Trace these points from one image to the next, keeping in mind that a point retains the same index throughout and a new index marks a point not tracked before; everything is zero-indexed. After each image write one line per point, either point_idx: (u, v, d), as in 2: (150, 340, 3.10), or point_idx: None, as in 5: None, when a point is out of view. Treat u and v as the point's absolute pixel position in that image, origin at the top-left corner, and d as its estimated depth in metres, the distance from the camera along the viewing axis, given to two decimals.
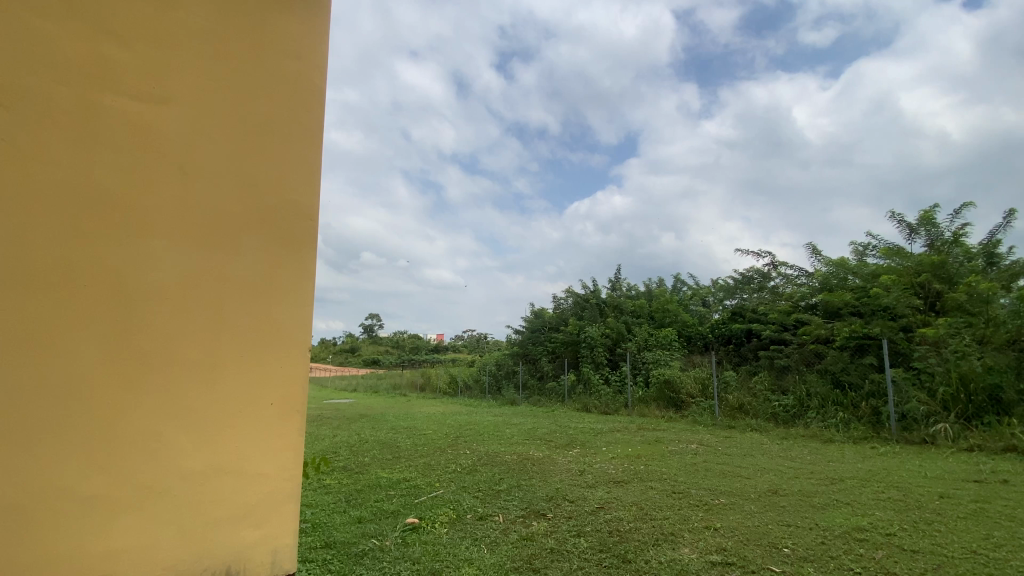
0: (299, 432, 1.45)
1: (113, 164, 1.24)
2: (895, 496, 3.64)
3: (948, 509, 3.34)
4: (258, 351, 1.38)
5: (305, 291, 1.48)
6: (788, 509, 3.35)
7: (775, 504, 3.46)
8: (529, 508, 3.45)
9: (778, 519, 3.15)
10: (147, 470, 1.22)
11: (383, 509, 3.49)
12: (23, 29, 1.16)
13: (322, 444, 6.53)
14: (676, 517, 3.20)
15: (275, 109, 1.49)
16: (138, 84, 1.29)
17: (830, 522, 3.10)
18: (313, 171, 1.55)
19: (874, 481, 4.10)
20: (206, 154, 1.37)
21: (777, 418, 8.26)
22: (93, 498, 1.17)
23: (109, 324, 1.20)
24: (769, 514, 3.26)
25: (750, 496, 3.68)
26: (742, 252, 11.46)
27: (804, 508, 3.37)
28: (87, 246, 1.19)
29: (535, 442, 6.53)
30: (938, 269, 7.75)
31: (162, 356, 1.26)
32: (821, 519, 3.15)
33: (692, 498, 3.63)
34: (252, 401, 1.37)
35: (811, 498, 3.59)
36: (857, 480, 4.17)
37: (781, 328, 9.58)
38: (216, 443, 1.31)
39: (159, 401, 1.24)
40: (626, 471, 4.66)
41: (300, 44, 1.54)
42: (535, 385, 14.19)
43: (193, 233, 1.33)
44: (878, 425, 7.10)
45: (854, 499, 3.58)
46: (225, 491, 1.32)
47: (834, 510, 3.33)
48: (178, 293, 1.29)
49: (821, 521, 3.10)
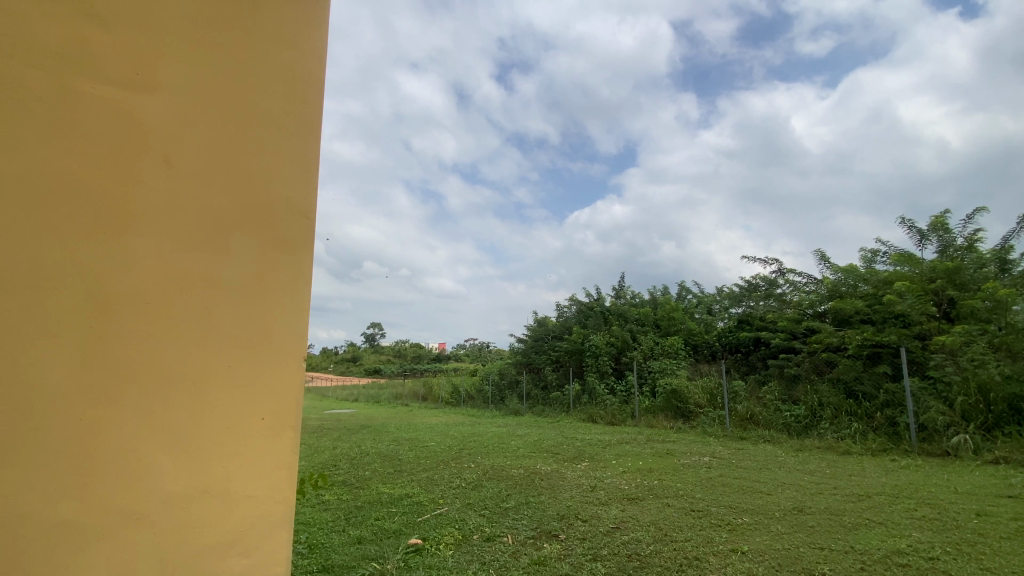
0: (292, 450, 1.32)
1: (92, 157, 1.12)
2: (930, 515, 3.49)
3: (990, 529, 3.19)
4: (250, 363, 1.26)
5: (301, 297, 1.37)
6: (816, 530, 3.22)
7: (802, 524, 3.33)
8: (540, 529, 3.32)
9: (809, 541, 3.01)
10: (127, 494, 1.11)
11: (384, 529, 3.37)
12: (16, 22, 1.08)
13: (321, 458, 6.40)
14: (699, 539, 3.07)
15: (271, 101, 1.38)
16: (119, 69, 1.18)
17: (866, 544, 2.96)
18: (311, 168, 1.45)
19: (905, 498, 3.95)
20: (195, 146, 1.25)
21: (789, 429, 8.14)
22: (62, 525, 1.05)
23: (85, 334, 1.09)
24: (798, 535, 3.12)
25: (774, 515, 3.54)
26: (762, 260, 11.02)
27: (834, 528, 3.24)
28: (62, 247, 1.08)
29: (542, 455, 6.38)
30: (952, 276, 7.53)
31: (144, 369, 1.14)
32: (854, 541, 3.02)
33: (714, 518, 3.49)
34: (242, 417, 1.24)
35: (840, 517, 3.45)
36: (885, 496, 4.02)
37: (790, 336, 9.48)
38: (201, 461, 1.19)
39: (140, 419, 1.13)
40: (639, 486, 4.52)
41: (299, 32, 1.44)
42: (539, 395, 14.03)
43: (179, 233, 1.21)
44: (896, 436, 6.98)
45: (888, 518, 3.44)
46: (211, 515, 1.20)
47: (867, 531, 3.19)
48: (162, 296, 1.17)
49: (856, 544, 2.96)
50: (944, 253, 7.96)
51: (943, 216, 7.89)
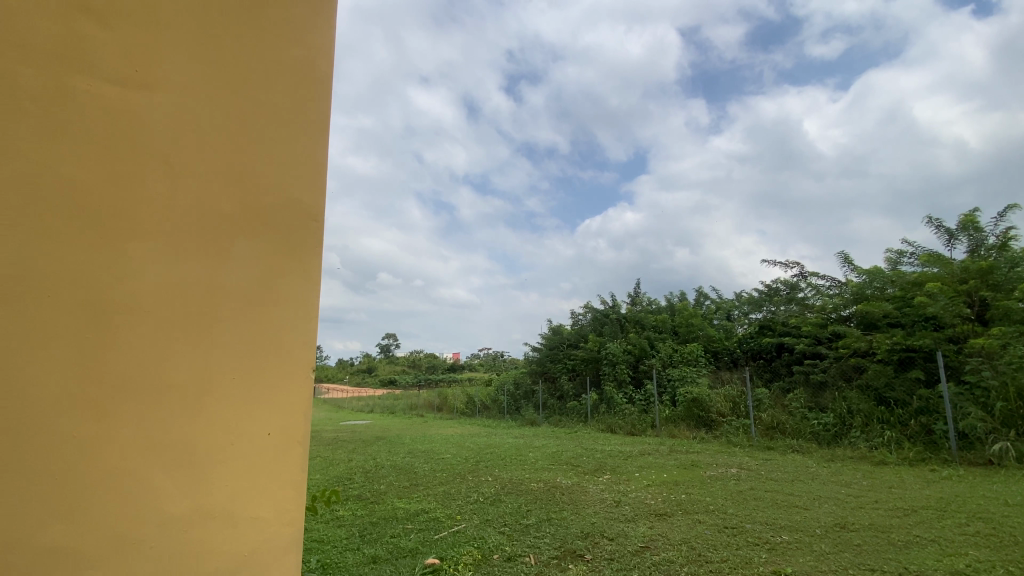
0: (300, 469, 1.24)
1: (84, 158, 1.07)
2: (985, 531, 3.29)
3: None
4: (254, 375, 1.19)
5: (308, 306, 1.29)
6: (864, 549, 3.05)
7: (848, 542, 3.17)
8: (563, 548, 3.20)
9: (857, 562, 2.85)
10: (122, 516, 1.04)
11: (400, 547, 3.28)
12: (14, 23, 1.05)
13: (335, 472, 6.34)
14: (737, 559, 2.93)
15: (275, 98, 1.32)
16: (117, 66, 1.14)
17: (922, 565, 2.79)
18: (318, 169, 1.37)
19: (953, 512, 3.76)
20: (194, 147, 1.19)
21: (817, 437, 7.92)
22: (54, 551, 0.99)
23: (75, 347, 1.03)
24: (844, 555, 2.96)
25: (815, 532, 3.37)
26: (784, 264, 10.82)
27: (883, 547, 3.07)
28: (55, 254, 1.03)
29: (561, 467, 6.24)
30: (986, 276, 7.17)
31: (142, 381, 1.07)
32: (907, 561, 2.84)
33: (751, 536, 3.33)
34: (245, 434, 1.17)
35: (888, 535, 3.27)
36: (932, 510, 3.83)
37: (815, 341, 9.24)
38: (203, 483, 1.12)
39: (134, 436, 1.06)
40: (666, 501, 4.36)
41: (305, 26, 1.38)
42: (556, 404, 13.87)
43: (179, 238, 1.15)
44: (935, 445, 6.72)
45: (939, 534, 3.25)
46: (213, 540, 1.12)
47: (920, 550, 3.01)
48: (159, 308, 1.11)
49: (911, 565, 2.78)
50: (975, 253, 7.66)
51: (972, 214, 7.61)
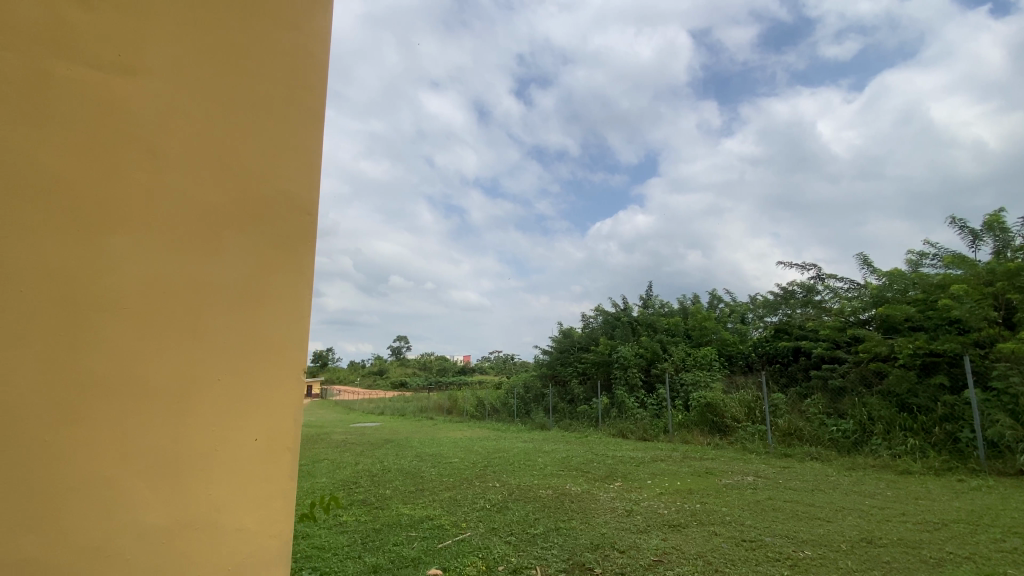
0: (290, 476, 1.18)
1: (64, 147, 1.03)
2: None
3: None
4: (244, 376, 1.14)
5: (301, 303, 1.24)
6: (893, 567, 2.92)
7: (876, 560, 3.03)
8: (573, 560, 3.11)
9: None
10: (102, 525, 0.99)
11: (402, 556, 3.21)
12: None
13: (341, 475, 6.30)
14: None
15: (270, 86, 1.27)
16: (102, 51, 1.09)
17: None
18: (313, 161, 1.33)
19: (986, 526, 3.60)
20: (183, 135, 1.14)
21: (837, 445, 7.73)
22: (25, 563, 0.94)
23: (53, 343, 0.98)
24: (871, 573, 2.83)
25: (840, 547, 3.24)
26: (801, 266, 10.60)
27: (914, 565, 2.93)
28: (35, 248, 0.99)
29: (570, 473, 6.13)
30: (1014, 278, 6.88)
31: (123, 381, 1.02)
32: None
33: (771, 550, 3.21)
34: (232, 439, 1.11)
35: (918, 552, 3.13)
36: (964, 524, 3.67)
37: (833, 345, 9.03)
38: (187, 491, 1.06)
39: (115, 439, 1.01)
40: (680, 511, 4.24)
41: (302, 13, 1.34)
42: (566, 408, 13.73)
43: (165, 230, 1.10)
44: (963, 454, 6.53)
45: (973, 551, 3.11)
46: (195, 551, 1.07)
47: (954, 568, 2.87)
48: (144, 303, 1.06)
49: None
50: (1001, 254, 7.42)
51: (998, 214, 7.38)
